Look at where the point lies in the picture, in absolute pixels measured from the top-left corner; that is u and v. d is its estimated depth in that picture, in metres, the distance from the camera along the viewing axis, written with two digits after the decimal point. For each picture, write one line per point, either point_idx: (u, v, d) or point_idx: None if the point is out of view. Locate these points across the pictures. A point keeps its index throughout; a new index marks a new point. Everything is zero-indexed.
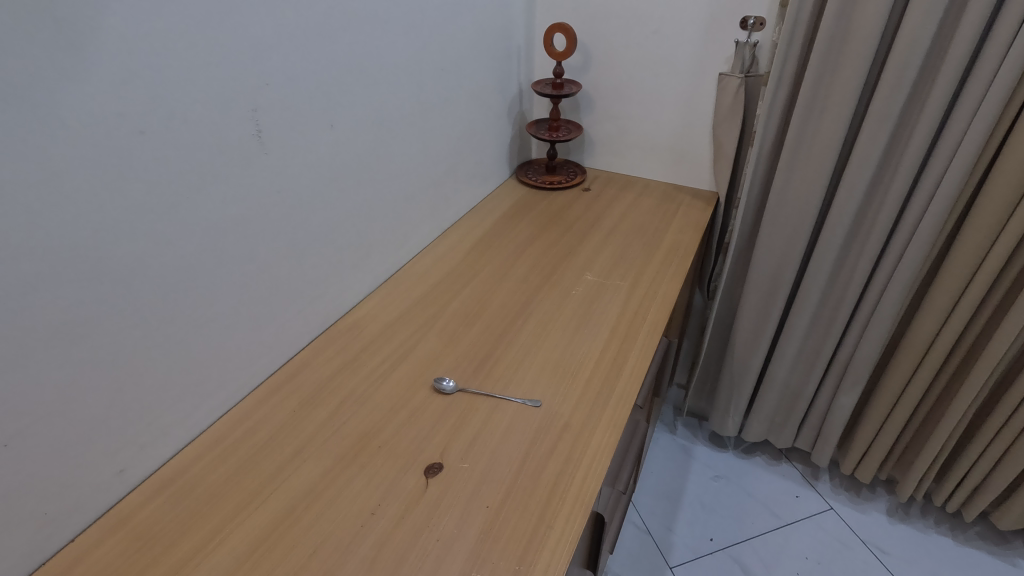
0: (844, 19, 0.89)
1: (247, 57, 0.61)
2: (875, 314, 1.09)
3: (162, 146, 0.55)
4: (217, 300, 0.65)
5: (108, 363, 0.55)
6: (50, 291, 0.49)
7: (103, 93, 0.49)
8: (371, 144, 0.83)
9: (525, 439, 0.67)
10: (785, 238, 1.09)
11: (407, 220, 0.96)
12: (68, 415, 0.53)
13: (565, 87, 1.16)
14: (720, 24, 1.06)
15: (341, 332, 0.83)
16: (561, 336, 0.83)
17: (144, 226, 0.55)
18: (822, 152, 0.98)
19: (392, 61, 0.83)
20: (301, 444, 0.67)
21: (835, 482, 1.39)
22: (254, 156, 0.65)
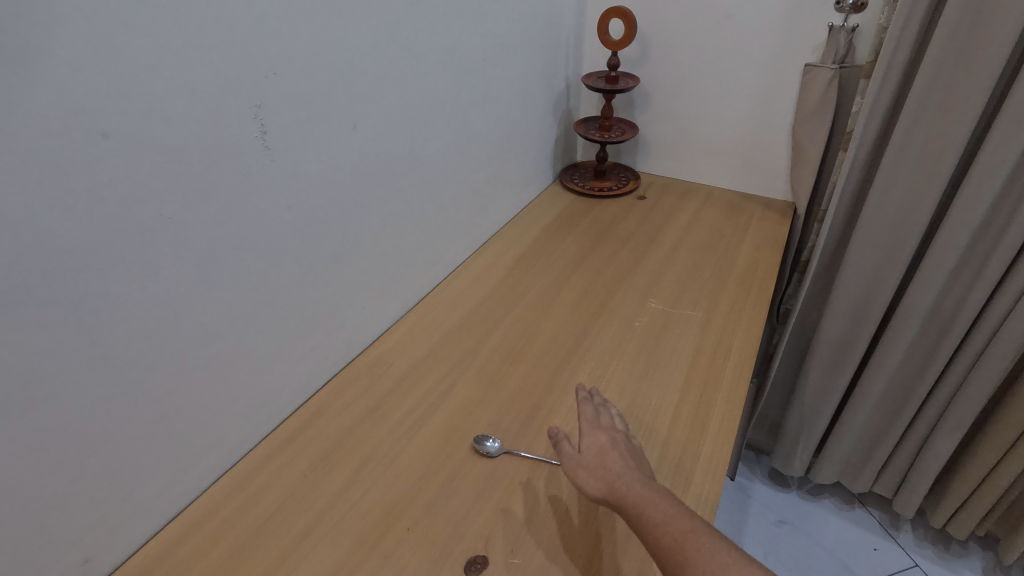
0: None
1: (249, 41, 0.48)
2: (990, 352, 0.91)
3: (136, 155, 0.42)
4: (211, 343, 0.52)
5: (67, 428, 0.43)
6: None
7: (51, 88, 0.37)
8: (401, 148, 0.70)
9: (590, 524, 0.53)
10: (880, 259, 0.93)
11: (440, 235, 0.83)
12: (10, 498, 0.41)
13: (620, 81, 1.01)
14: (811, 6, 0.90)
15: (363, 369, 0.70)
16: (624, 381, 0.69)
17: (113, 256, 0.43)
18: (938, 157, 0.82)
19: (426, 49, 0.70)
20: (311, 522, 0.54)
21: (918, 534, 1.21)
22: (257, 166, 0.52)
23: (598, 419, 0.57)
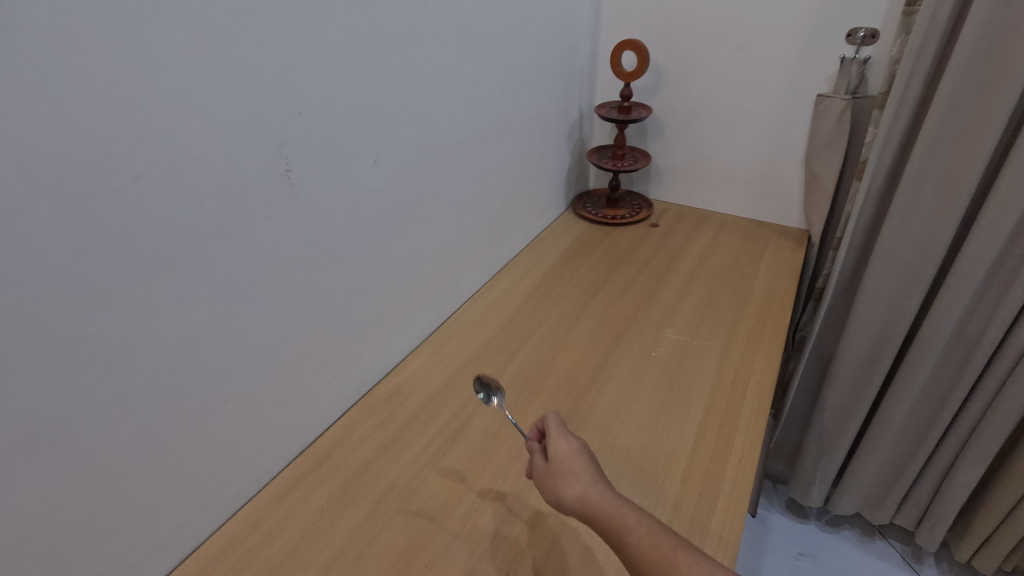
0: (994, 28, 0.73)
1: (276, 81, 0.49)
2: (1013, 382, 0.90)
3: (167, 193, 0.43)
4: (233, 377, 0.53)
5: (87, 464, 0.43)
6: (15, 384, 0.38)
7: (89, 131, 0.38)
8: (420, 181, 0.71)
9: (614, 563, 0.52)
10: (898, 288, 0.92)
11: (456, 264, 0.83)
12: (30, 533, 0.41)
13: (632, 111, 1.03)
14: (823, 39, 0.91)
15: (380, 400, 0.70)
16: (643, 413, 0.68)
17: (142, 292, 0.43)
18: (957, 186, 0.82)
19: (444, 84, 0.71)
20: (329, 558, 0.53)
21: (943, 568, 1.18)
22: (281, 201, 0.53)
23: (555, 442, 0.52)
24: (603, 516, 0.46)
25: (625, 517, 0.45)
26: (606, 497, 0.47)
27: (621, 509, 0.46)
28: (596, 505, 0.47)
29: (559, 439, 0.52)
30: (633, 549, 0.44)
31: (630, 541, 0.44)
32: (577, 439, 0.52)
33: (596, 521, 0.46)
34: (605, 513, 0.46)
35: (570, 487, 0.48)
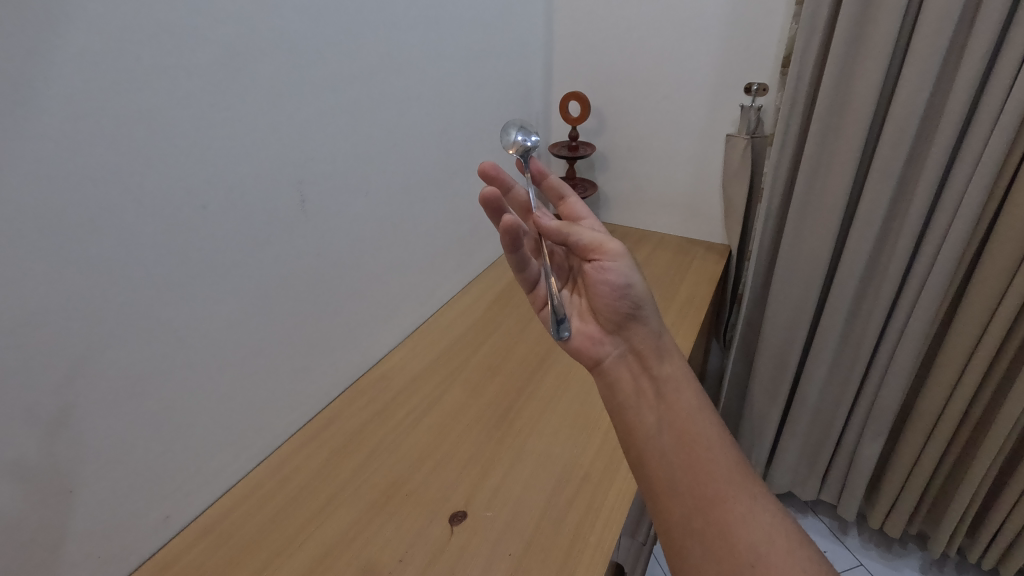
0: (844, 84, 0.94)
1: (297, 137, 0.68)
2: (892, 368, 1.08)
3: (221, 218, 0.61)
4: (261, 356, 0.70)
5: (157, 417, 0.59)
6: (121, 349, 0.54)
7: (175, 175, 0.55)
8: (402, 208, 0.90)
9: (547, 489, 0.70)
10: (798, 291, 1.12)
11: (433, 276, 1.02)
12: (118, 465, 0.57)
13: (580, 149, 1.23)
14: (727, 90, 1.13)
15: (372, 383, 0.88)
16: (580, 387, 0.86)
17: (202, 288, 0.60)
18: (829, 207, 1.02)
19: (422, 132, 0.90)
20: (332, 494, 0.70)
21: (864, 537, 1.36)
22: (298, 225, 0.71)
23: (613, 274, 0.60)
24: (653, 357, 0.60)
25: (670, 365, 0.59)
26: (656, 338, 0.61)
27: (669, 360, 0.59)
28: (647, 346, 0.61)
29: (620, 272, 0.60)
30: (675, 403, 0.56)
31: (673, 392, 0.57)
32: (635, 269, 0.61)
33: (646, 358, 0.60)
34: (656, 355, 0.60)
35: (630, 329, 0.61)
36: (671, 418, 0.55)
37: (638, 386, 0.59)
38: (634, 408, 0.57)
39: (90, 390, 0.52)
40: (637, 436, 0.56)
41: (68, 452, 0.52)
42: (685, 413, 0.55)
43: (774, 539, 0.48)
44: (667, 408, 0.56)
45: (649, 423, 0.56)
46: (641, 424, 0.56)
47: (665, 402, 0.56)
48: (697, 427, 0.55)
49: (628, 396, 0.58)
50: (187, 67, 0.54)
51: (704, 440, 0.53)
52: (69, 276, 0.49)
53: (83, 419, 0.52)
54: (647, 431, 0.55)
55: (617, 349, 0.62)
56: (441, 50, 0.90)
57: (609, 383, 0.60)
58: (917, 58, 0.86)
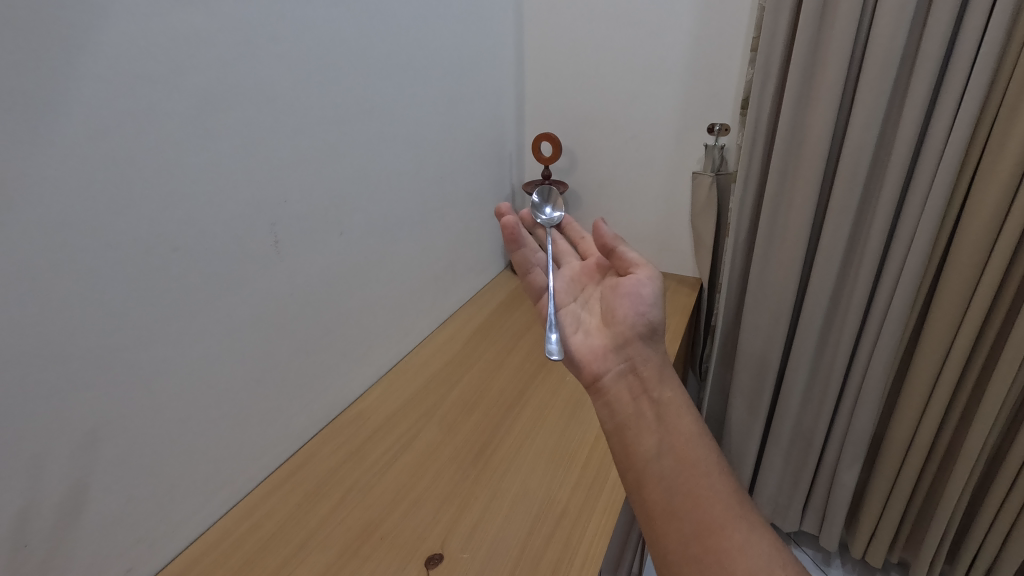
0: (799, 124, 1.00)
1: (273, 180, 0.69)
2: (862, 395, 1.10)
3: (194, 259, 0.61)
4: (233, 398, 0.69)
5: (122, 464, 0.57)
6: (88, 393, 0.53)
7: (148, 216, 0.55)
8: (377, 247, 0.91)
9: (524, 526, 0.69)
10: (768, 321, 1.14)
11: (408, 314, 1.02)
12: (82, 515, 0.55)
13: (553, 187, 1.27)
14: (691, 131, 1.19)
15: (346, 423, 0.87)
16: (557, 422, 0.87)
17: (172, 330, 0.60)
18: (792, 239, 1.05)
19: (396, 173, 0.92)
20: (304, 539, 0.68)
21: (847, 568, 1.35)
22: (272, 266, 0.71)
23: (641, 287, 0.66)
24: (654, 379, 0.61)
25: (670, 390, 0.59)
26: (657, 362, 0.63)
27: (670, 385, 0.60)
28: (648, 368, 0.62)
29: (648, 289, 0.66)
30: (675, 426, 0.56)
31: (673, 417, 0.57)
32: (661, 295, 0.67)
33: (647, 379, 0.61)
34: (657, 377, 0.61)
35: (635, 346, 0.63)
36: (671, 440, 0.55)
37: (637, 408, 0.59)
38: (634, 429, 0.57)
39: (55, 438, 0.51)
40: (637, 457, 0.55)
41: (29, 503, 0.50)
42: (684, 438, 0.55)
43: (773, 568, 0.46)
44: (667, 432, 0.56)
45: (649, 445, 0.55)
46: (641, 445, 0.55)
47: (666, 425, 0.56)
48: (696, 453, 0.54)
49: (628, 414, 0.58)
50: (162, 115, 0.55)
51: (703, 466, 0.53)
52: (36, 322, 0.48)
53: (47, 468, 0.51)
54: (647, 453, 0.54)
55: (618, 366, 0.63)
56: (413, 95, 0.93)
57: (609, 399, 0.61)
58: (864, 100, 0.92)
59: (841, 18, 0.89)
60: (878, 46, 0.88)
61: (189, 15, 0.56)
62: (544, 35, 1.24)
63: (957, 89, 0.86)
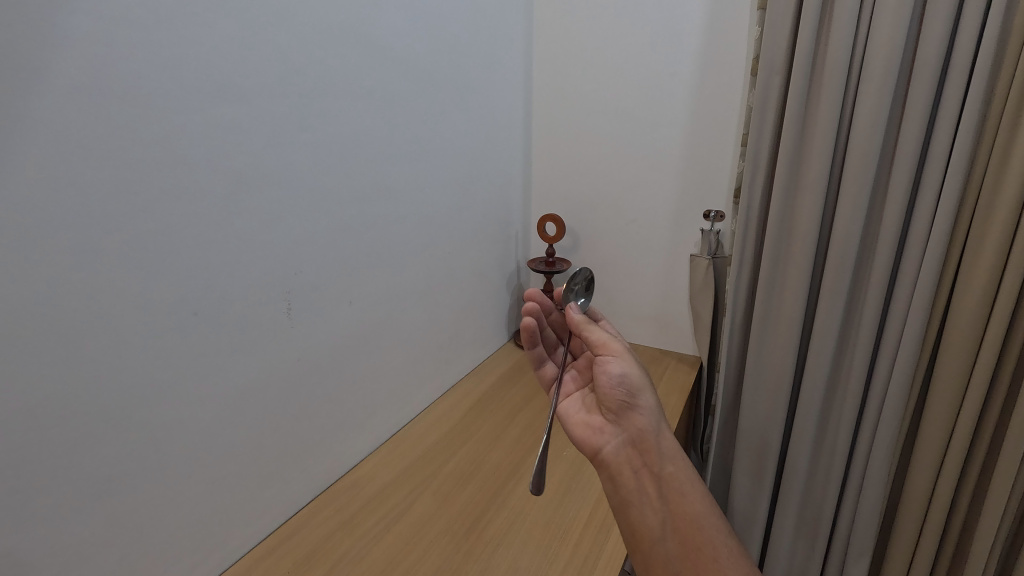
0: (788, 212, 1.06)
1: (291, 252, 0.75)
2: (866, 481, 1.08)
3: (212, 324, 0.65)
4: (234, 459, 0.71)
5: (118, 521, 0.59)
6: (97, 448, 0.56)
7: (174, 284, 0.60)
8: (384, 316, 0.95)
9: None
10: (768, 401, 1.14)
11: (412, 383, 1.05)
12: (75, 569, 0.56)
13: (557, 264, 1.32)
14: (688, 216, 1.25)
15: (342, 490, 0.88)
16: (551, 498, 0.87)
17: (183, 391, 0.63)
18: (787, 321, 1.08)
19: (407, 247, 0.98)
20: None
21: None
22: (284, 331, 0.75)
23: (615, 364, 0.65)
24: (653, 453, 0.63)
25: (671, 464, 0.62)
26: (655, 433, 0.64)
27: (671, 459, 0.62)
28: (646, 440, 0.63)
29: (623, 368, 0.65)
30: (680, 505, 0.60)
31: (676, 495, 0.60)
32: (635, 366, 0.65)
33: (646, 454, 0.63)
34: (656, 450, 0.63)
35: (630, 417, 0.64)
36: (676, 521, 0.59)
37: (640, 484, 0.62)
38: (640, 507, 0.61)
39: (58, 488, 0.53)
40: (644, 537, 0.60)
41: (25, 555, 0.52)
42: (688, 517, 0.60)
43: None
44: (671, 511, 0.60)
45: (654, 524, 0.60)
46: (646, 524, 0.60)
47: (670, 505, 0.60)
48: (701, 533, 0.59)
49: (632, 492, 0.62)
50: (197, 192, 0.61)
51: (709, 550, 0.57)
52: (61, 377, 0.52)
53: (44, 518, 0.53)
54: (652, 534, 0.60)
55: (616, 439, 0.65)
56: (427, 178, 1.01)
57: (612, 474, 0.63)
58: (848, 192, 0.98)
59: (822, 120, 0.98)
60: (858, 145, 0.96)
61: (229, 109, 0.63)
62: (551, 127, 1.35)
63: (935, 185, 0.92)
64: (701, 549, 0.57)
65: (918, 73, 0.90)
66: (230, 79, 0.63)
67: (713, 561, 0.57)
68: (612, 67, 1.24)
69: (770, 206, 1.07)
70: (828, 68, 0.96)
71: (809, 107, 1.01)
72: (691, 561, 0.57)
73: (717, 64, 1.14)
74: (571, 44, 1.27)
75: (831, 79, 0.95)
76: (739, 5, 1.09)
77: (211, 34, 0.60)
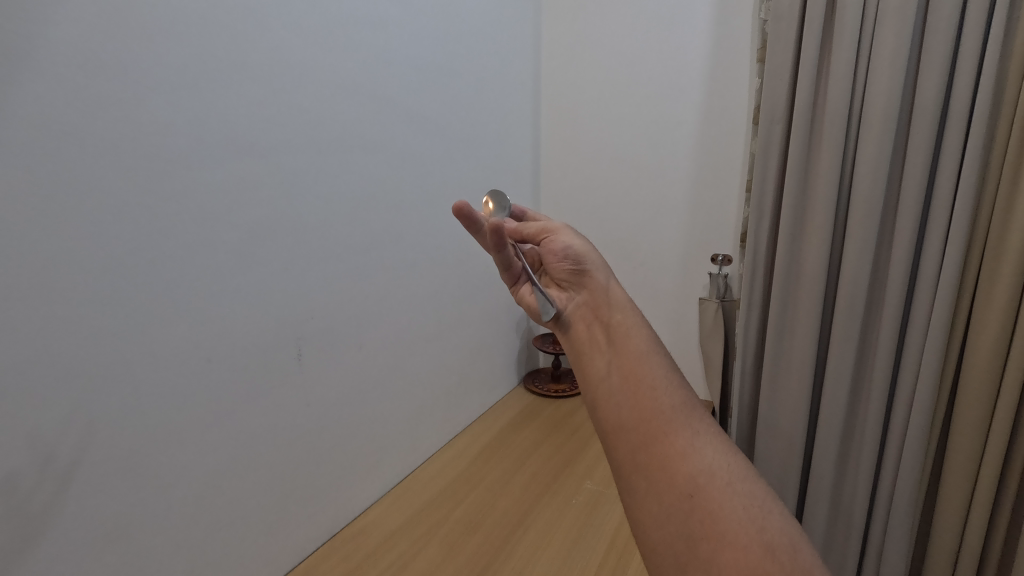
0: (795, 256, 1.06)
1: (304, 301, 0.77)
2: (889, 532, 1.04)
3: (223, 371, 0.67)
4: (241, 506, 0.71)
5: (124, 568, 0.59)
6: (107, 493, 0.56)
7: (188, 332, 0.62)
8: (393, 362, 0.96)
9: None
10: (784, 447, 1.11)
11: (420, 427, 1.05)
12: None
13: None
14: (696, 259, 1.26)
15: (348, 538, 0.87)
16: (560, 548, 0.85)
17: (193, 437, 0.64)
18: (798, 365, 1.07)
19: (417, 293, 1.00)
20: None
21: None
22: (294, 377, 0.77)
23: (559, 240, 0.63)
24: (604, 306, 0.59)
25: (620, 313, 0.58)
26: (606, 290, 0.60)
27: (620, 310, 0.58)
28: (599, 299, 0.60)
29: (570, 236, 0.63)
30: (625, 346, 0.55)
31: (623, 338, 0.55)
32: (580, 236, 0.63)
33: (598, 309, 0.59)
34: (606, 303, 0.59)
35: (582, 283, 0.61)
36: (621, 360, 0.54)
37: (591, 333, 0.58)
38: (589, 354, 0.56)
39: (63, 534, 0.53)
40: (589, 378, 0.54)
41: None
42: (633, 356, 0.54)
43: (716, 470, 0.46)
44: (617, 353, 0.55)
45: (600, 365, 0.54)
46: (593, 366, 0.55)
47: (616, 347, 0.55)
48: (645, 369, 0.53)
49: (581, 341, 0.58)
50: (212, 243, 0.64)
51: (653, 382, 0.52)
52: (75, 424, 0.53)
53: (49, 566, 0.53)
54: (598, 375, 0.54)
55: (572, 303, 0.62)
56: (438, 226, 1.04)
57: (568, 335, 0.60)
58: (854, 237, 0.98)
59: (824, 168, 0.99)
60: (861, 192, 0.97)
61: (245, 166, 0.67)
62: (558, 174, 1.38)
63: (941, 230, 0.93)
64: (645, 382, 0.52)
65: (916, 122, 0.92)
66: (245, 137, 0.66)
67: (654, 394, 0.51)
68: (617, 117, 1.28)
69: (777, 250, 1.07)
70: (828, 117, 0.98)
71: (810, 155, 1.03)
72: (635, 396, 0.51)
73: (719, 113, 1.17)
74: (578, 95, 1.31)
75: (832, 128, 0.98)
76: (739, 61, 1.14)
77: (226, 96, 0.64)
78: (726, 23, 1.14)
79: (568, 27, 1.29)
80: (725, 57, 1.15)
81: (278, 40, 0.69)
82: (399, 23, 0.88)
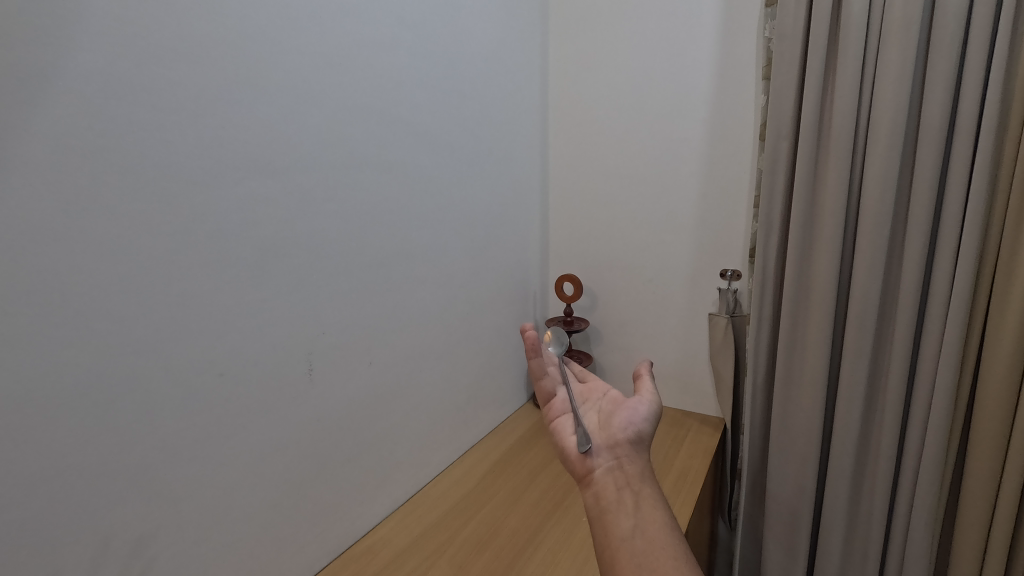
0: (804, 272, 1.06)
1: (315, 317, 0.78)
2: (907, 552, 1.02)
3: (235, 386, 0.68)
4: (252, 519, 0.71)
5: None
6: (120, 506, 0.57)
7: (202, 346, 0.64)
8: (402, 377, 0.96)
9: None
10: (797, 465, 1.10)
11: (430, 444, 1.05)
12: None
13: (574, 323, 1.35)
14: (704, 274, 1.26)
15: (358, 555, 0.86)
16: (569, 567, 0.84)
17: (205, 451, 0.65)
18: (810, 381, 1.05)
19: (427, 309, 1.01)
20: None
21: None
22: (305, 391, 0.77)
23: (637, 406, 0.68)
24: (638, 477, 0.59)
25: (653, 488, 0.58)
26: (646, 467, 0.61)
27: (652, 485, 0.58)
28: (634, 467, 0.60)
29: (648, 411, 0.68)
30: (651, 514, 0.55)
31: (649, 506, 0.56)
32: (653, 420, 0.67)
33: (632, 475, 0.60)
34: (640, 475, 0.60)
35: (626, 448, 0.63)
36: (647, 526, 0.53)
37: (620, 496, 0.57)
38: (614, 513, 0.55)
39: (77, 546, 0.54)
40: (613, 536, 0.53)
41: None
42: (658, 525, 0.53)
43: None
44: (643, 518, 0.54)
45: (624, 526, 0.54)
46: (618, 525, 0.54)
47: (642, 513, 0.55)
48: (669, 539, 0.52)
49: (610, 499, 0.57)
50: (226, 259, 0.65)
51: (675, 551, 0.51)
52: (92, 436, 0.54)
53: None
54: (622, 535, 0.53)
55: (607, 463, 0.61)
56: (448, 243, 1.05)
57: (595, 490, 0.58)
58: (863, 251, 0.98)
59: (832, 182, 0.99)
60: (870, 206, 0.97)
61: (258, 185, 0.68)
62: (565, 191, 1.40)
63: (952, 242, 0.92)
64: (665, 547, 0.51)
65: (924, 135, 0.92)
66: (258, 156, 0.68)
67: (674, 562, 0.50)
68: (624, 134, 1.29)
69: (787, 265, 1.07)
70: (834, 133, 0.99)
71: (818, 169, 1.03)
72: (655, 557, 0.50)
73: (725, 129, 1.18)
74: (585, 113, 1.33)
75: (838, 144, 0.98)
76: (743, 78, 1.15)
77: (240, 117, 0.65)
78: (729, 41, 1.15)
79: (574, 48, 1.31)
80: (729, 74, 1.16)
81: (291, 63, 0.71)
82: (408, 46, 0.90)
